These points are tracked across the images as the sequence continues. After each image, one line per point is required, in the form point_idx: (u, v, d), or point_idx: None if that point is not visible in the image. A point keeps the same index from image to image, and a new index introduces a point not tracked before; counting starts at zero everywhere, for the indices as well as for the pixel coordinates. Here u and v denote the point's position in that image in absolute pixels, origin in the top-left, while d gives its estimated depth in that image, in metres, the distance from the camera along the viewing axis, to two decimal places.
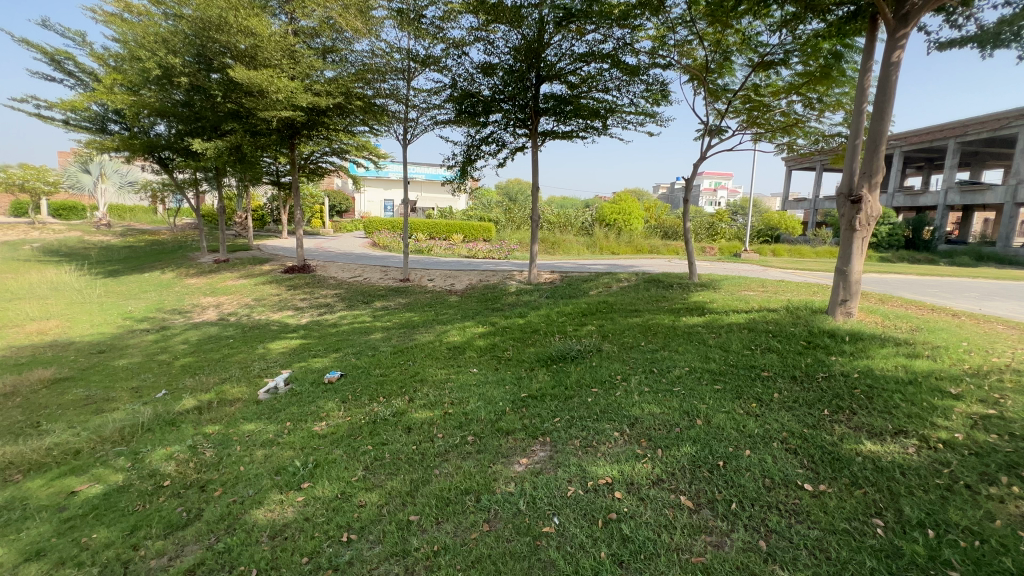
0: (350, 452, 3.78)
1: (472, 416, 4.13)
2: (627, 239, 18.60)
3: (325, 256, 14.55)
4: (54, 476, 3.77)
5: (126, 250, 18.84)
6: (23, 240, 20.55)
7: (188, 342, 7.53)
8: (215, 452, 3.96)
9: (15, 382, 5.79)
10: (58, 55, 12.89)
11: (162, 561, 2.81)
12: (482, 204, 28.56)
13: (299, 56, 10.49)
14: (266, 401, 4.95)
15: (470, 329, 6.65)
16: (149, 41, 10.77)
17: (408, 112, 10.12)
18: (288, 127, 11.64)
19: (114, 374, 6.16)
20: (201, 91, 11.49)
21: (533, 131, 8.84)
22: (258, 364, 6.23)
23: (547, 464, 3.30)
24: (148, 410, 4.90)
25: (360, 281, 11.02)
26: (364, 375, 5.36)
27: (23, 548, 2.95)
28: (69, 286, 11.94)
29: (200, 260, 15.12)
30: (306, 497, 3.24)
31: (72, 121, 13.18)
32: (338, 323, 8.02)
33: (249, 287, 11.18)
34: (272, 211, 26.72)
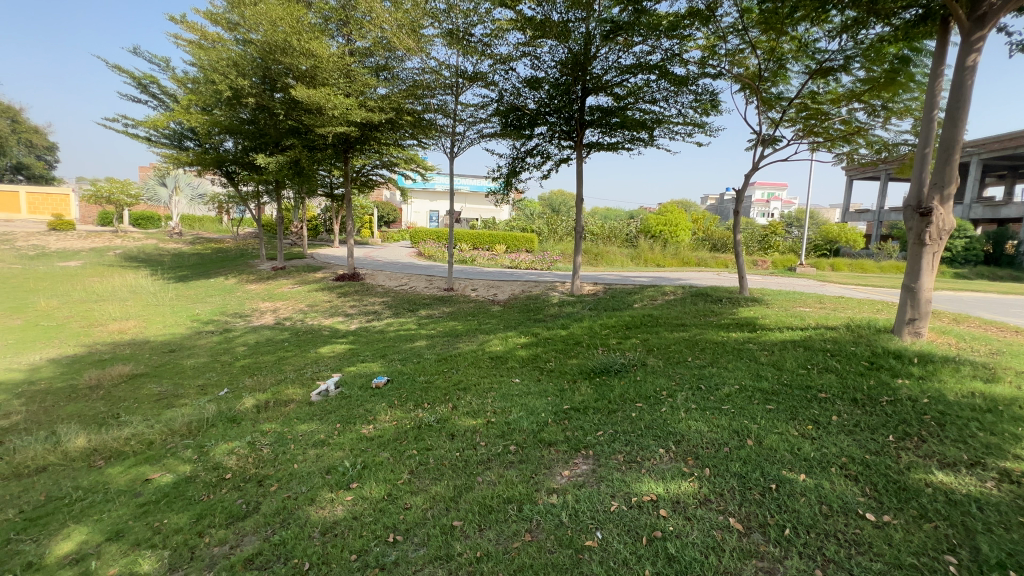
0: (397, 455, 3.91)
1: (514, 426, 4.16)
2: (673, 251, 18.19)
3: (374, 265, 15.12)
4: (131, 465, 4.10)
5: (195, 257, 20.33)
6: (110, 246, 22.65)
7: (248, 344, 8.01)
8: (272, 450, 4.19)
9: (99, 377, 6.36)
10: (144, 80, 14.19)
11: (224, 549, 2.99)
12: (526, 215, 28.76)
13: (355, 75, 11.04)
14: (318, 403, 5.18)
15: (512, 339, 6.71)
16: (222, 65, 11.47)
17: (456, 126, 10.40)
18: (342, 142, 12.23)
19: (183, 372, 6.65)
20: (266, 109, 12.33)
21: (578, 143, 8.88)
22: (311, 367, 6.55)
23: (590, 477, 3.27)
24: (211, 407, 5.25)
25: (406, 290, 11.36)
26: (409, 381, 5.51)
27: (105, 528, 3.23)
28: (145, 290, 13.01)
29: (259, 267, 16.08)
30: (356, 497, 3.37)
31: (154, 138, 14.42)
32: (385, 330, 8.29)
33: (303, 294, 11.78)
34: (326, 221, 28.03)
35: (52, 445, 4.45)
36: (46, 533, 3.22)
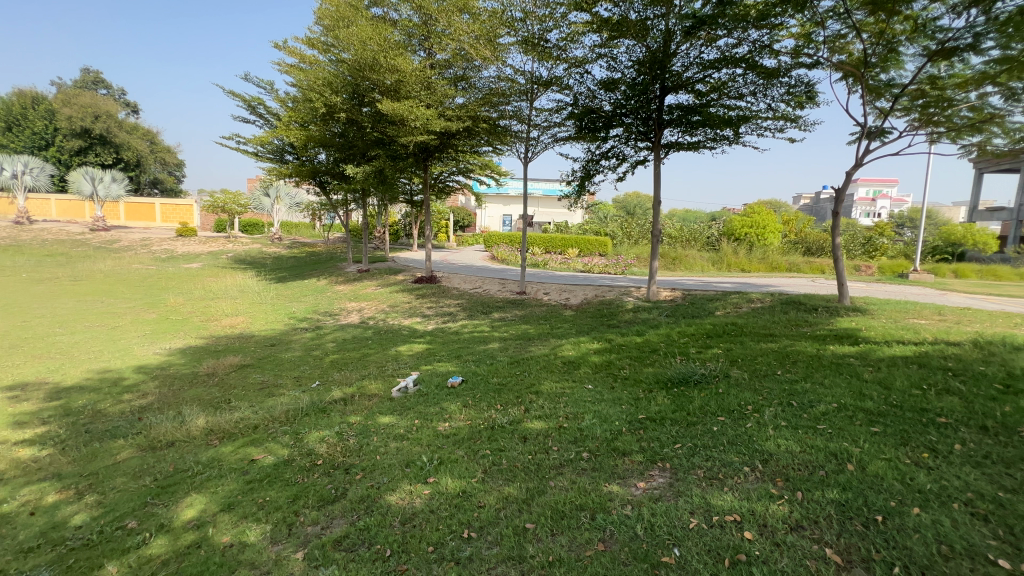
0: (471, 453, 4.02)
1: (587, 432, 4.12)
2: (759, 254, 16.98)
3: (450, 269, 15.70)
4: (239, 445, 4.60)
5: (293, 260, 22.37)
6: (224, 250, 25.61)
7: (337, 341, 8.67)
8: (357, 440, 4.49)
9: (215, 367, 7.21)
10: (253, 101, 15.86)
11: (316, 529, 3.26)
12: (599, 218, 28.33)
13: (435, 86, 11.55)
14: (398, 399, 5.47)
15: (585, 344, 6.63)
16: (319, 85, 12.50)
17: (530, 132, 10.51)
18: (423, 150, 12.84)
19: (282, 364, 7.34)
20: (355, 123, 13.28)
21: (656, 143, 8.60)
22: (392, 364, 6.93)
23: (667, 491, 3.15)
24: (305, 397, 5.74)
25: (480, 293, 11.66)
26: (483, 383, 5.64)
27: (220, 499, 3.65)
28: (252, 289, 14.54)
29: (346, 269, 17.33)
30: (433, 491, 3.52)
31: (261, 154, 16.08)
32: (459, 332, 8.57)
33: (385, 295, 12.53)
34: (406, 226, 29.56)
35: (178, 424, 5.12)
36: (174, 499, 3.71)
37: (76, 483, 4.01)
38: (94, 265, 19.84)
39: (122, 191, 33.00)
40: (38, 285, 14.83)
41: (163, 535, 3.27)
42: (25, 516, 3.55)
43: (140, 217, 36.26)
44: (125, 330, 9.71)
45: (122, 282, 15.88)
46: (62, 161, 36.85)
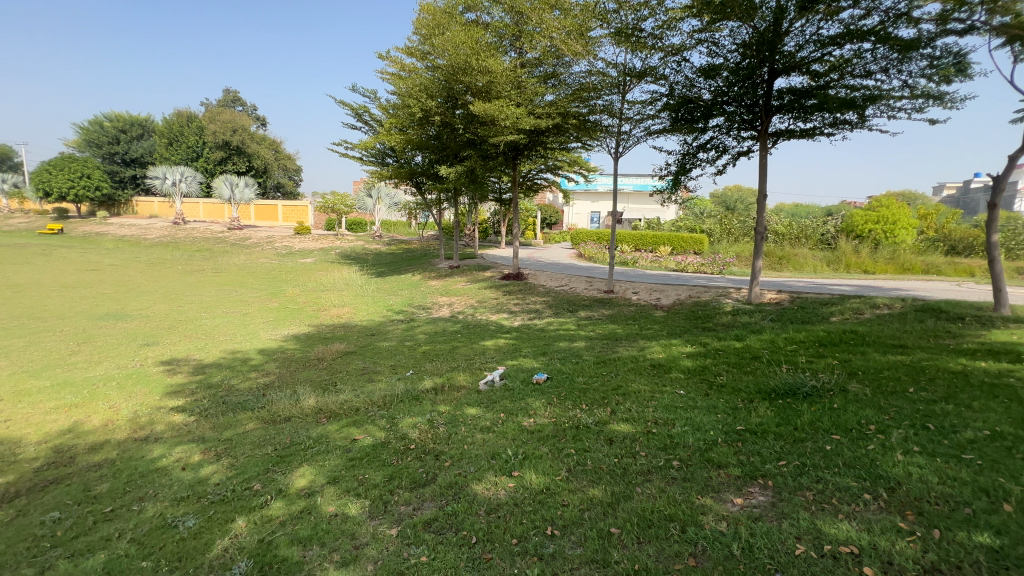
0: (555, 451, 4.02)
1: (678, 440, 3.91)
2: (888, 253, 14.89)
3: (537, 266, 15.79)
4: (343, 425, 5.03)
5: (391, 256, 24.01)
6: (333, 247, 28.19)
7: (428, 333, 9.15)
8: (446, 429, 4.70)
9: (323, 352, 7.97)
10: (359, 110, 17.22)
11: (408, 509, 3.46)
12: (694, 214, 26.75)
13: (525, 85, 11.69)
14: (485, 391, 5.63)
15: (676, 347, 6.30)
16: (416, 91, 13.22)
17: (622, 126, 10.21)
18: (512, 149, 13.03)
19: (380, 353, 7.91)
20: (448, 125, 13.85)
21: (762, 132, 7.90)
22: (479, 358, 7.15)
23: (768, 511, 2.89)
24: (400, 385, 6.13)
25: (566, 291, 11.59)
26: (568, 381, 5.60)
27: (327, 472, 4.03)
28: (356, 283, 15.85)
29: (439, 266, 18.20)
30: (517, 485, 3.58)
31: (365, 158, 17.42)
32: (545, 329, 8.60)
33: (474, 290, 12.95)
34: (494, 224, 30.33)
35: (294, 402, 5.73)
36: (290, 468, 4.16)
37: (215, 446, 4.66)
38: (231, 259, 22.95)
39: (253, 195, 37.70)
40: (190, 275, 17.49)
41: (281, 499, 3.68)
42: (177, 470, 4.21)
43: (266, 217, 41.20)
44: (253, 316, 11.09)
45: (252, 274, 18.18)
46: (209, 170, 43.13)
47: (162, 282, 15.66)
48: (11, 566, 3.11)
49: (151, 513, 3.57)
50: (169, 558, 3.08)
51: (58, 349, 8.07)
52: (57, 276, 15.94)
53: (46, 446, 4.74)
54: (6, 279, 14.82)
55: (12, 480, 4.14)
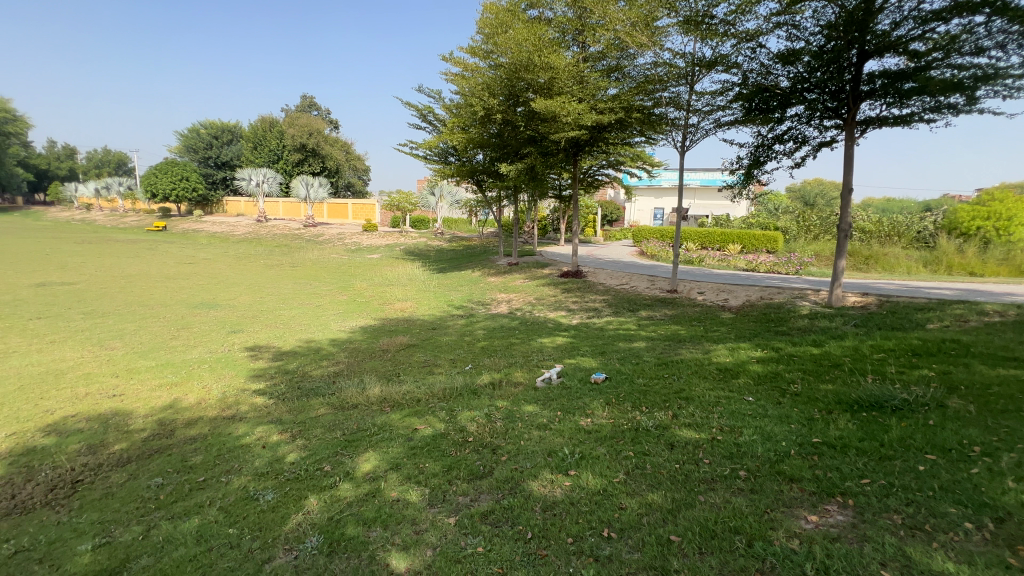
0: (613, 452, 3.95)
1: (746, 450, 3.70)
2: (1002, 253, 12.87)
3: (597, 264, 15.55)
4: (405, 415, 5.24)
5: (452, 253, 24.63)
6: (398, 243, 29.38)
7: (487, 329, 9.30)
8: (503, 423, 4.76)
9: (388, 344, 8.34)
10: (424, 110, 17.77)
11: (466, 499, 3.55)
12: (768, 211, 25.10)
13: (588, 80, 11.55)
14: (542, 388, 5.64)
15: (745, 351, 5.96)
16: (479, 90, 13.42)
17: (689, 118, 9.78)
18: (573, 145, 12.89)
19: (441, 347, 8.15)
20: (509, 123, 13.93)
21: (848, 120, 7.25)
22: (536, 355, 7.17)
23: (848, 532, 2.67)
24: (459, 378, 6.29)
25: (626, 289, 11.32)
26: (627, 382, 5.47)
27: (390, 459, 4.23)
28: (419, 278, 16.42)
29: (498, 262, 18.43)
30: (574, 484, 3.56)
31: (429, 157, 17.96)
32: (604, 328, 8.46)
33: (533, 287, 12.99)
34: (554, 221, 30.23)
35: (361, 390, 6.06)
36: (357, 452, 4.41)
37: (291, 428, 5.03)
38: (307, 254, 24.58)
39: (326, 194, 40.09)
40: (271, 269, 18.94)
41: (349, 481, 3.91)
42: (258, 448, 4.59)
43: (338, 215, 43.67)
44: (325, 308, 11.83)
45: (324, 269, 19.38)
46: (288, 171, 46.42)
47: (248, 275, 17.09)
48: (125, 521, 3.54)
49: (236, 485, 3.92)
50: (251, 527, 3.37)
51: (161, 333, 9.04)
52: (161, 268, 17.86)
53: (152, 419, 5.33)
54: (121, 271, 16.81)
55: (125, 447, 4.70)
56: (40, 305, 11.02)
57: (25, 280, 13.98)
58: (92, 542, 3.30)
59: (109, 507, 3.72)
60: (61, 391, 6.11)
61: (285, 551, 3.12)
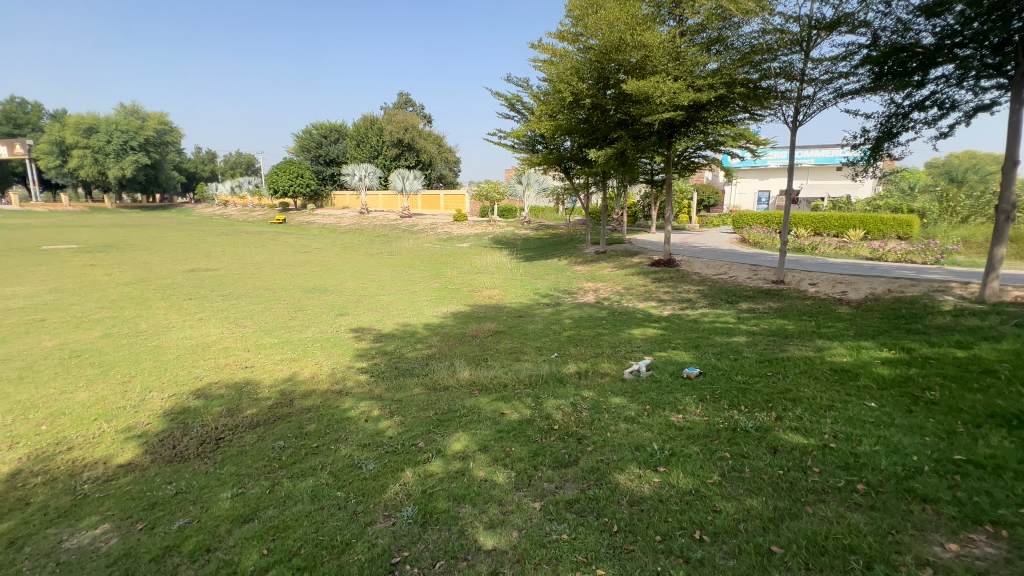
0: (707, 452, 3.74)
1: (866, 461, 3.30)
2: None
3: (691, 252, 14.65)
4: (493, 399, 5.40)
5: (538, 241, 24.71)
6: (486, 232, 30.17)
7: (573, 318, 9.23)
8: (589, 414, 4.71)
9: (477, 330, 8.63)
10: (512, 99, 17.85)
11: (551, 486, 3.58)
12: (901, 191, 21.78)
13: (684, 55, 10.91)
14: (630, 380, 5.49)
15: (868, 351, 5.26)
16: (567, 75, 12.95)
17: (803, 89, 8.76)
18: (667, 127, 12.19)
19: (527, 334, 8.25)
20: (599, 108, 13.42)
21: (1015, 79, 6.01)
22: (624, 346, 6.97)
23: (999, 568, 2.28)
24: (545, 366, 6.33)
25: (725, 279, 10.55)
26: (725, 379, 5.11)
27: (479, 440, 4.40)
28: (506, 267, 16.72)
29: (585, 251, 18.15)
30: (663, 481, 3.43)
31: (516, 146, 18.04)
32: (699, 320, 7.97)
33: (621, 277, 12.62)
34: (644, 208, 29.03)
35: (452, 373, 6.36)
36: (448, 432, 4.64)
37: (389, 404, 5.43)
38: (403, 244, 26.16)
39: (420, 185, 42.17)
40: (372, 257, 20.46)
41: (440, 458, 4.13)
42: (362, 421, 5.02)
43: (431, 206, 45.87)
44: (419, 294, 12.52)
45: (418, 257, 20.52)
46: (387, 166, 49.62)
47: (352, 263, 18.62)
48: (256, 476, 4.09)
49: (343, 453, 4.33)
50: (356, 492, 3.71)
51: (282, 315, 10.20)
52: (282, 256, 20.07)
53: (275, 389, 6.06)
54: (251, 259, 19.22)
55: (255, 412, 5.41)
56: (191, 288, 12.96)
57: (180, 267, 16.50)
58: (231, 491, 3.84)
59: (243, 463, 4.31)
60: (207, 361, 7.16)
61: (385, 517, 3.39)
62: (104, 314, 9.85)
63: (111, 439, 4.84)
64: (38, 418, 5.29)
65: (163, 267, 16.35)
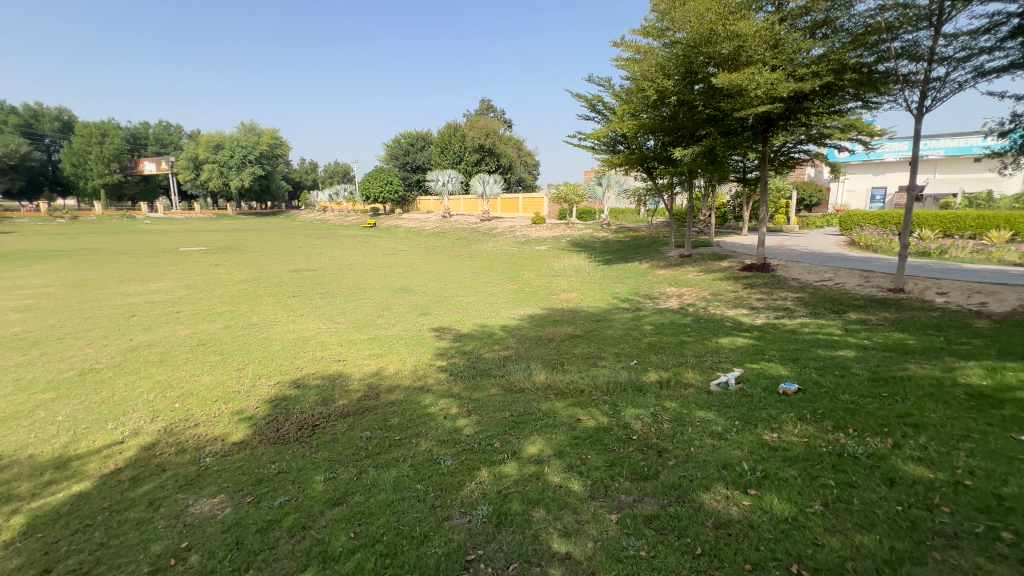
0: (806, 477, 3.39)
1: (1014, 505, 2.80)
2: None
3: (789, 256, 13.39)
4: (569, 404, 5.33)
5: (618, 244, 24.10)
6: (564, 234, 30.01)
7: (654, 324, 8.85)
8: (671, 426, 4.47)
9: (553, 334, 8.58)
10: (594, 100, 17.56)
11: (629, 499, 3.44)
12: None
13: (785, 42, 10.05)
14: (717, 393, 5.12)
15: (1015, 374, 4.44)
16: (651, 72, 12.22)
17: (931, 71, 7.66)
18: (763, 121, 11.27)
19: (605, 339, 8.05)
20: (685, 104, 12.62)
21: None
22: (710, 356, 6.54)
23: None
24: (624, 373, 6.12)
25: (830, 286, 9.51)
26: (829, 397, 4.59)
27: (555, 445, 4.35)
28: (584, 270, 16.49)
29: (668, 254, 17.36)
30: (755, 505, 3.17)
31: (597, 147, 17.70)
32: (798, 331, 7.26)
33: (708, 282, 11.90)
34: (734, 208, 27.18)
35: (528, 375, 6.39)
36: (523, 434, 4.65)
37: (467, 403, 5.57)
38: (483, 246, 26.78)
39: (500, 189, 43.02)
40: (453, 259, 21.20)
41: (516, 460, 4.15)
42: (441, 418, 5.19)
43: (510, 209, 46.63)
44: (497, 296, 12.73)
45: (497, 260, 20.94)
46: (469, 171, 51.27)
47: (435, 265, 19.41)
48: (346, 462, 4.39)
49: (423, 448, 4.51)
50: (435, 487, 3.84)
51: (371, 313, 10.89)
52: (373, 258, 21.48)
53: (363, 382, 6.48)
54: (345, 260, 20.82)
55: (346, 403, 5.82)
56: (294, 286, 14.29)
57: (286, 267, 18.31)
58: (324, 475, 4.16)
59: (335, 449, 4.64)
60: (307, 354, 7.84)
61: (461, 513, 3.47)
62: (225, 309, 11.15)
63: (228, 419, 5.47)
64: (173, 396, 6.13)
65: (272, 267, 18.24)
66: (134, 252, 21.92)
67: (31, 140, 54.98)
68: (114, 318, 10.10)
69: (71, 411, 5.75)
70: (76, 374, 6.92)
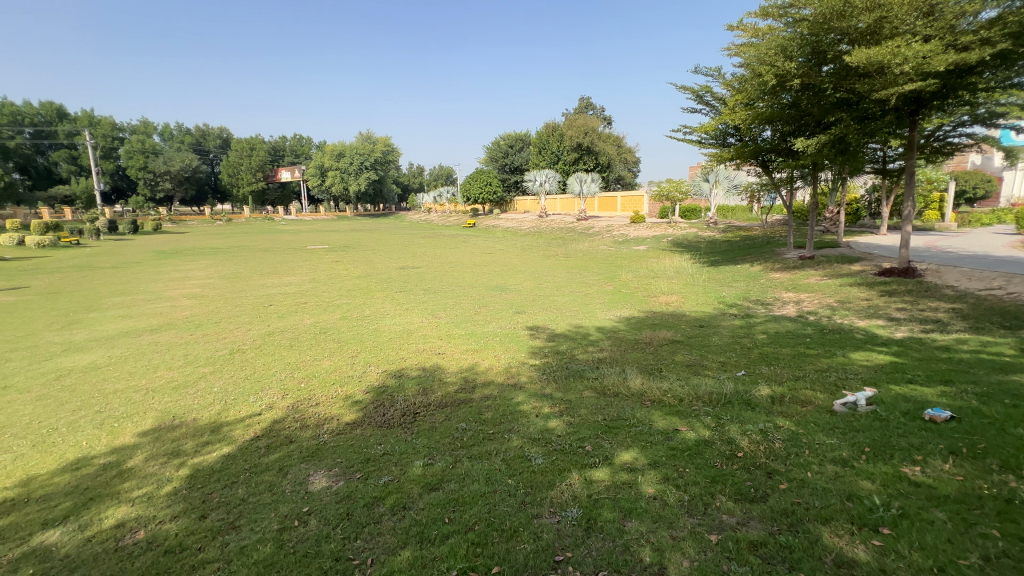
0: (959, 523, 2.86)
1: None
2: None
3: (943, 259, 11.36)
4: (667, 413, 5.06)
5: (725, 244, 22.39)
6: (664, 234, 28.63)
7: (767, 333, 8.07)
8: (784, 446, 4.04)
9: (652, 338, 8.23)
10: (702, 91, 16.47)
11: (731, 520, 3.18)
12: None
13: (943, 7, 8.55)
14: (842, 414, 4.52)
15: None
16: (769, 56, 11.15)
17: None
18: (911, 103, 9.68)
19: (709, 347, 7.52)
20: (811, 88, 11.31)
21: None
22: (835, 372, 5.80)
23: None
24: (730, 385, 5.66)
25: (999, 296, 7.90)
26: (994, 431, 3.81)
27: (650, 455, 4.16)
28: (687, 272, 15.54)
29: (786, 255, 15.71)
30: (888, 546, 2.75)
31: (705, 141, 16.57)
32: (953, 348, 6.14)
33: (834, 287, 10.56)
34: (870, 204, 23.75)
35: (624, 380, 6.20)
36: (616, 440, 4.52)
37: (560, 403, 5.56)
38: (579, 246, 26.55)
39: (597, 188, 42.30)
40: (549, 259, 21.33)
41: (607, 466, 4.04)
42: (533, 416, 5.24)
43: (608, 207, 45.73)
44: (593, 297, 12.54)
45: (593, 260, 20.64)
46: (566, 170, 51.20)
47: (531, 264, 19.67)
48: (442, 450, 4.62)
49: (515, 444, 4.58)
50: (525, 483, 3.88)
51: (470, 309, 11.36)
52: (472, 257, 22.38)
53: (460, 376, 6.79)
54: (447, 258, 21.93)
55: (444, 394, 6.13)
56: (401, 282, 15.42)
57: (394, 264, 19.84)
58: (423, 460, 4.42)
59: (433, 437, 4.91)
60: (411, 346, 8.41)
61: (550, 513, 3.47)
62: (342, 301, 12.36)
63: (343, 401, 6.06)
64: (300, 377, 6.97)
65: (383, 264, 19.90)
66: (273, 249, 25.37)
67: (201, 156, 66.23)
68: (257, 306, 11.74)
69: (224, 383, 6.81)
70: (228, 353, 8.17)
